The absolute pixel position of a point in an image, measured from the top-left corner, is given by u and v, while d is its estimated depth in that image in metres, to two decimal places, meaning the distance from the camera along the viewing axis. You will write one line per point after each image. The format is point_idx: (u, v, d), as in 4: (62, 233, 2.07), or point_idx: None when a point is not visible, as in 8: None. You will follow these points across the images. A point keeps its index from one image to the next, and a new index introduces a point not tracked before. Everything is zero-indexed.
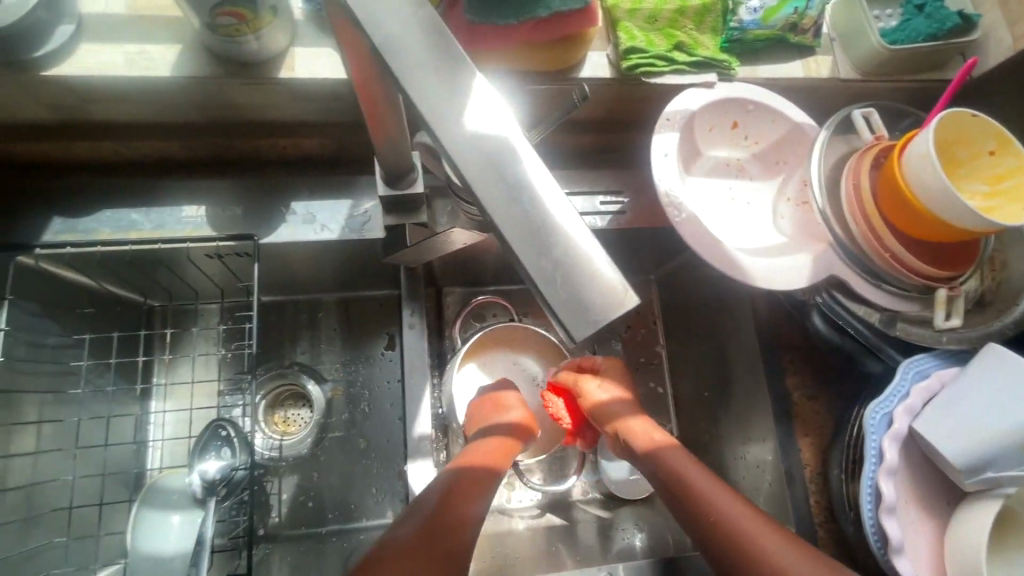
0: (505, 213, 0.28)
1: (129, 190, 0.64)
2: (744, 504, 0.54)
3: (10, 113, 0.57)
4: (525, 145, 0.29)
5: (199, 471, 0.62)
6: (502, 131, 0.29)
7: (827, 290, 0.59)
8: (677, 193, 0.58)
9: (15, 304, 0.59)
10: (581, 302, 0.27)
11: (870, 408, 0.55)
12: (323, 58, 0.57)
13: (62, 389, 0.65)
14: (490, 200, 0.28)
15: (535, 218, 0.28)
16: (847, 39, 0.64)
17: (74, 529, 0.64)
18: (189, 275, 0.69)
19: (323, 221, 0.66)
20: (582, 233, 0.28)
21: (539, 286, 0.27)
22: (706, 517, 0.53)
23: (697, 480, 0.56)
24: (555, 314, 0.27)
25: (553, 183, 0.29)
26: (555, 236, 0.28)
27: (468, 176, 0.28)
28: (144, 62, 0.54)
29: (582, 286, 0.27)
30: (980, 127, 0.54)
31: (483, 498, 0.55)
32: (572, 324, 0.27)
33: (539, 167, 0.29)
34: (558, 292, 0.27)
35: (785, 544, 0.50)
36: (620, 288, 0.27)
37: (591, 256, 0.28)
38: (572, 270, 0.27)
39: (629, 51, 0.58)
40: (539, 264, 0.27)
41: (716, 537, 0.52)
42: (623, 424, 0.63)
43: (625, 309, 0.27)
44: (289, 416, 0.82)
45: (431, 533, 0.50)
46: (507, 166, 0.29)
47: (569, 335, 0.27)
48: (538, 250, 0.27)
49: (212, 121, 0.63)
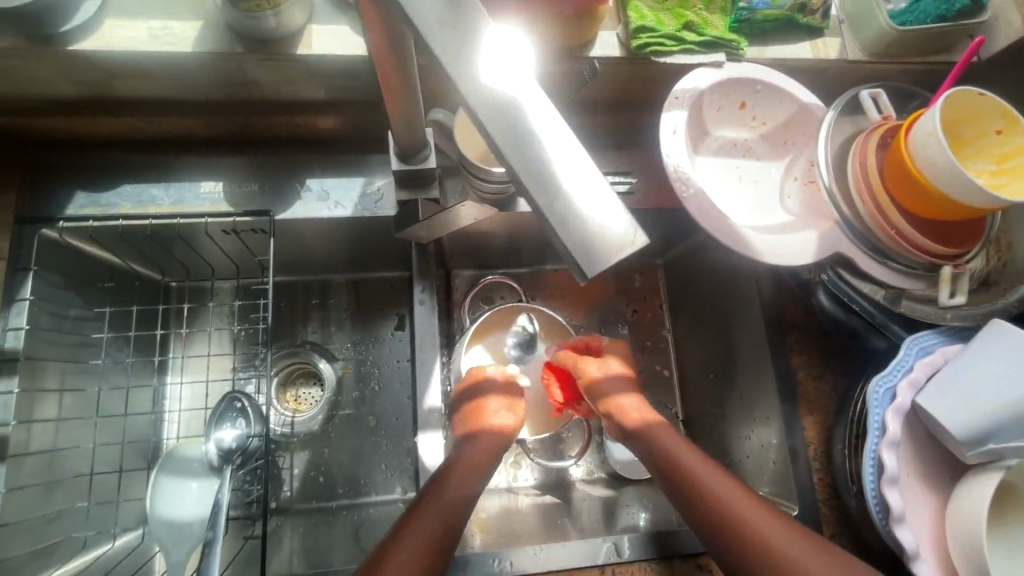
0: (517, 162, 0.29)
1: (149, 165, 0.66)
2: (741, 488, 0.55)
3: (38, 87, 0.59)
4: (539, 94, 0.31)
5: (215, 440, 0.64)
6: (513, 81, 0.30)
7: (832, 267, 0.60)
8: (685, 169, 0.59)
9: (39, 274, 0.61)
10: (593, 242, 0.28)
11: (874, 381, 0.55)
12: (340, 34, 0.59)
13: (82, 360, 0.66)
14: (504, 152, 0.29)
15: (547, 166, 0.29)
16: (856, 21, 0.65)
17: (94, 495, 0.66)
18: (206, 250, 0.71)
19: (337, 198, 0.68)
20: (593, 179, 0.29)
21: (553, 228, 0.28)
22: (700, 499, 0.54)
23: (688, 459, 0.57)
24: (569, 254, 0.28)
25: (566, 128, 0.30)
26: (565, 184, 0.29)
27: (486, 127, 0.30)
28: (167, 37, 0.56)
29: (595, 227, 0.28)
30: (985, 105, 0.55)
31: (477, 485, 0.58)
32: (586, 262, 0.28)
33: (552, 114, 0.30)
34: (572, 232, 0.28)
35: (784, 528, 0.51)
36: (628, 230, 0.29)
37: (603, 200, 0.29)
38: (582, 215, 0.28)
39: (639, 30, 0.60)
40: (552, 210, 0.28)
41: (714, 524, 0.53)
42: (615, 402, 0.64)
43: (636, 249, 0.29)
44: (300, 395, 0.84)
45: (432, 525, 0.53)
46: (519, 118, 0.30)
47: (583, 273, 0.28)
48: (551, 196, 0.29)
49: (232, 99, 0.65)
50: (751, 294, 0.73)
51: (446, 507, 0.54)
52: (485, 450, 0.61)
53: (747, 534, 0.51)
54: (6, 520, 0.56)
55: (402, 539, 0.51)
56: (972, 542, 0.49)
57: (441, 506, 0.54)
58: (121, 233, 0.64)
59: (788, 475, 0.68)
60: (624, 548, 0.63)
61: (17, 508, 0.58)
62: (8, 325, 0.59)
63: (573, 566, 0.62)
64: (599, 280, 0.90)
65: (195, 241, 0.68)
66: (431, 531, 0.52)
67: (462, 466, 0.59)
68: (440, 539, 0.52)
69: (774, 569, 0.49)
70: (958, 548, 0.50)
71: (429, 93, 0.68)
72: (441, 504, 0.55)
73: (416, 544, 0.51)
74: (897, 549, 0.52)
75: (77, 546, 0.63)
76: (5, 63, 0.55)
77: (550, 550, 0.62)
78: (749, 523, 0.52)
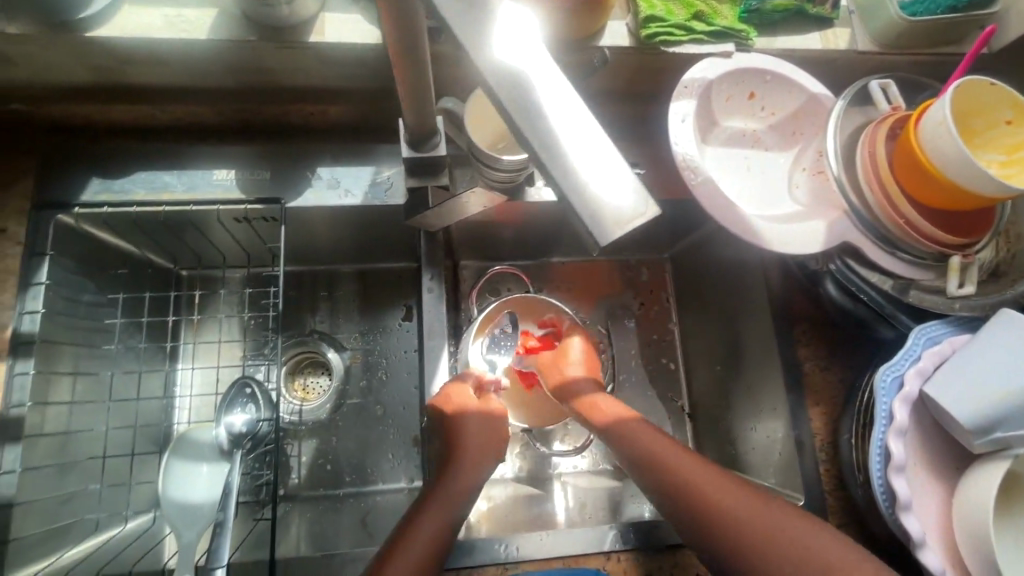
0: (533, 138, 0.30)
1: (163, 152, 0.67)
2: (732, 483, 0.54)
3: (58, 73, 0.61)
4: (552, 68, 0.31)
5: (226, 424, 0.65)
6: (526, 57, 0.31)
7: (840, 256, 0.60)
8: (694, 158, 0.59)
9: (55, 259, 0.62)
10: (605, 212, 0.29)
11: (882, 369, 0.55)
12: (353, 23, 0.60)
13: (96, 344, 0.67)
14: (519, 129, 0.30)
15: (559, 140, 0.30)
16: (866, 12, 0.65)
17: (106, 477, 0.66)
18: (217, 237, 0.72)
19: (347, 186, 0.68)
20: (605, 151, 0.30)
21: (568, 199, 0.29)
22: (681, 494, 0.54)
23: (664, 453, 0.57)
24: (584, 225, 0.29)
25: (580, 102, 0.31)
26: (575, 157, 0.29)
27: (502, 104, 0.30)
28: (183, 24, 0.57)
29: (607, 197, 0.29)
30: (993, 96, 0.55)
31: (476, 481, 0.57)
32: (601, 232, 0.28)
33: (563, 86, 0.31)
34: (587, 202, 0.29)
35: (783, 519, 0.50)
36: (639, 200, 0.29)
37: (613, 172, 0.29)
38: (593, 186, 0.29)
39: (648, 20, 0.60)
40: (565, 182, 0.29)
41: (712, 525, 0.52)
42: (587, 401, 0.67)
43: (648, 219, 0.29)
44: (308, 383, 0.84)
45: (429, 531, 0.52)
46: (529, 93, 0.30)
47: (597, 243, 0.29)
48: (563, 168, 0.29)
49: (246, 86, 0.66)
50: (759, 285, 0.73)
51: (442, 510, 0.53)
52: (477, 447, 0.59)
53: (746, 532, 0.51)
54: (21, 499, 0.57)
55: (404, 543, 0.50)
56: (979, 530, 0.49)
57: (435, 509, 0.53)
58: (135, 219, 0.65)
59: (795, 466, 0.67)
60: (630, 537, 0.63)
61: (32, 488, 0.59)
62: (24, 308, 0.60)
63: (579, 552, 0.62)
64: (606, 272, 0.90)
65: (207, 228, 0.69)
66: (428, 535, 0.51)
67: (455, 467, 0.57)
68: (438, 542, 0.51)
69: (769, 559, 0.49)
70: (964, 536, 0.51)
71: (439, 84, 0.69)
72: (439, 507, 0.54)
73: (413, 550, 0.50)
74: (903, 537, 0.52)
75: (90, 528, 0.64)
76: (25, 48, 0.56)
77: (555, 537, 0.62)
78: (747, 523, 0.51)
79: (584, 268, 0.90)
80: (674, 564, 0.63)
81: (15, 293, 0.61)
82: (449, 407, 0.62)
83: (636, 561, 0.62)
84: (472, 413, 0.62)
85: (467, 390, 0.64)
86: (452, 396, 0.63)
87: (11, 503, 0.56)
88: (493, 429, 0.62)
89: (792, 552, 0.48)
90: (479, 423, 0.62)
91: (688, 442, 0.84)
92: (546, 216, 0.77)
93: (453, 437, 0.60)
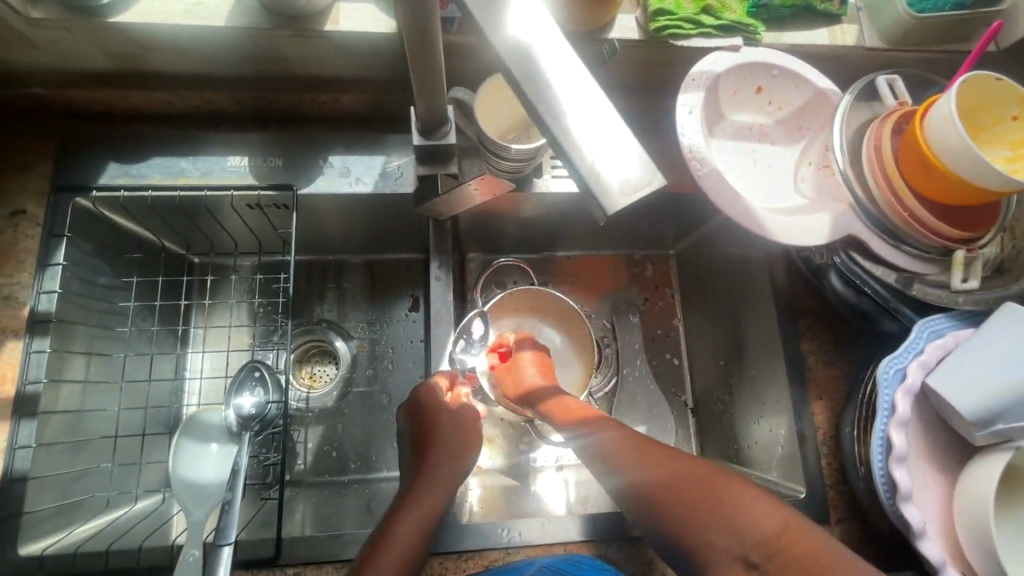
0: (547, 115, 0.31)
1: (178, 138, 0.68)
2: (692, 462, 0.52)
3: (80, 59, 0.62)
4: (562, 44, 0.32)
5: (235, 407, 0.66)
6: (538, 33, 0.32)
7: (845, 250, 0.60)
8: (700, 149, 0.60)
9: (73, 241, 0.64)
10: (615, 180, 0.29)
11: (884, 361, 0.56)
12: (366, 12, 0.61)
13: (110, 326, 0.69)
14: (532, 104, 0.31)
15: (567, 115, 0.31)
16: (874, 9, 0.65)
17: (118, 457, 0.68)
18: (230, 223, 0.73)
19: (357, 174, 0.70)
20: (615, 126, 0.31)
21: (579, 170, 0.30)
22: (646, 489, 0.51)
23: (632, 451, 0.55)
24: (593, 196, 0.30)
25: (589, 77, 0.32)
26: (583, 132, 0.30)
27: (516, 79, 0.32)
28: (201, 12, 0.58)
29: (616, 167, 0.30)
30: (1001, 91, 0.55)
31: (458, 470, 0.58)
32: (610, 200, 0.29)
33: (573, 59, 0.32)
34: (596, 171, 0.30)
35: (737, 489, 0.47)
36: (647, 170, 0.30)
37: (621, 145, 0.30)
38: (600, 159, 0.30)
39: (657, 13, 0.61)
40: (575, 154, 0.30)
41: (671, 509, 0.49)
42: (552, 401, 0.67)
43: (654, 188, 0.30)
44: (315, 372, 0.85)
45: (414, 526, 0.51)
46: (537, 67, 0.31)
47: (606, 210, 0.30)
48: (571, 141, 0.30)
49: (261, 75, 0.68)
50: (763, 279, 0.74)
51: (426, 505, 0.53)
52: (454, 439, 0.60)
53: (700, 505, 0.47)
54: (36, 473, 0.59)
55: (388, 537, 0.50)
56: (980, 523, 0.50)
57: (420, 502, 0.54)
58: (151, 203, 0.66)
59: (797, 459, 0.68)
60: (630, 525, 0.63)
61: (47, 463, 0.60)
62: (42, 288, 0.61)
63: (580, 539, 0.62)
64: (612, 267, 0.91)
65: (220, 213, 0.70)
66: (410, 530, 0.51)
67: (433, 462, 0.58)
68: (421, 537, 0.51)
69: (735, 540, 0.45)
70: (964, 527, 0.51)
71: (451, 75, 0.70)
72: (423, 503, 0.54)
73: (401, 546, 0.49)
74: (904, 527, 0.52)
75: (100, 505, 0.65)
76: (49, 33, 0.58)
77: (556, 523, 0.63)
78: (699, 496, 0.48)
79: (590, 262, 0.91)
80: None
81: (33, 273, 0.62)
82: (427, 403, 0.62)
83: (637, 549, 0.63)
84: (445, 408, 0.62)
85: (438, 387, 0.64)
86: (427, 394, 0.63)
87: (26, 477, 0.57)
88: (466, 418, 0.63)
89: (747, 522, 0.45)
90: (451, 416, 0.62)
91: (690, 436, 0.84)
92: (552, 208, 0.78)
93: (430, 433, 0.60)
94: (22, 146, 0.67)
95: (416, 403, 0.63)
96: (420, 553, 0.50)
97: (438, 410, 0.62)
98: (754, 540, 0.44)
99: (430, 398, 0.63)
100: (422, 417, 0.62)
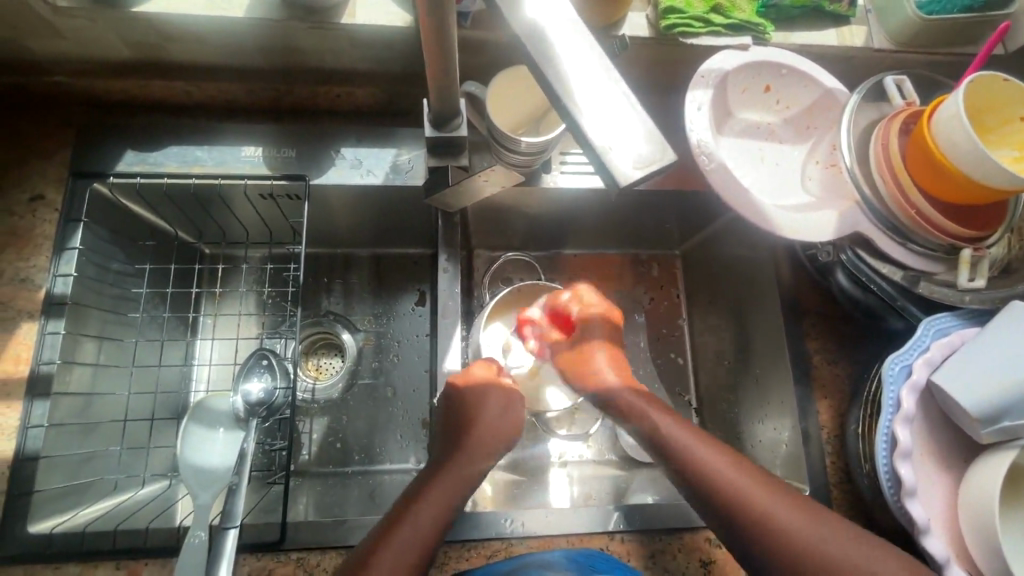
0: (562, 94, 0.32)
1: (195, 128, 0.70)
2: (764, 477, 0.52)
3: (103, 48, 0.64)
4: (579, 29, 0.34)
5: (243, 393, 0.66)
6: (555, 18, 0.34)
7: (851, 247, 0.61)
8: (708, 144, 0.61)
9: (89, 226, 0.65)
10: (626, 158, 0.31)
11: (889, 358, 0.56)
12: (382, 8, 0.63)
13: (122, 311, 0.70)
14: (547, 84, 0.33)
15: (580, 95, 0.32)
16: (882, 11, 0.66)
17: (126, 441, 0.68)
18: (243, 212, 0.74)
19: (369, 167, 0.71)
20: (629, 106, 0.32)
21: (592, 147, 0.31)
22: (678, 455, 0.55)
23: (664, 420, 0.58)
24: (606, 172, 0.31)
25: (603, 59, 0.33)
26: (594, 111, 0.32)
27: (533, 56, 0.33)
28: (222, 4, 0.61)
29: (626, 146, 0.31)
30: (1009, 93, 0.55)
31: (475, 472, 0.57)
32: (622, 174, 0.30)
33: (587, 42, 0.33)
34: (607, 149, 0.31)
35: (789, 505, 0.49)
36: (657, 146, 0.31)
37: (633, 124, 0.31)
38: (613, 137, 0.31)
39: (668, 11, 0.63)
40: (586, 133, 0.31)
41: (699, 476, 0.52)
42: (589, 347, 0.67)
43: (665, 163, 0.31)
44: (321, 364, 0.86)
45: (434, 513, 0.51)
46: (551, 49, 0.33)
47: (617, 182, 0.31)
48: (581, 120, 0.32)
49: (277, 67, 0.69)
50: (769, 278, 0.74)
51: (445, 500, 0.53)
52: (487, 438, 0.60)
53: (765, 521, 0.48)
54: (46, 453, 0.60)
55: (399, 527, 0.50)
56: (984, 520, 0.49)
57: (438, 497, 0.53)
58: (166, 191, 0.67)
59: (801, 458, 0.68)
60: (633, 518, 0.63)
61: (58, 443, 0.61)
62: (58, 272, 0.63)
63: (582, 531, 0.62)
64: (617, 266, 0.91)
65: (233, 203, 0.71)
66: (427, 523, 0.51)
67: (463, 454, 0.57)
68: (433, 532, 0.50)
69: (763, 534, 0.48)
70: (968, 524, 0.51)
71: (464, 70, 0.71)
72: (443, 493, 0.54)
73: (411, 537, 0.49)
74: (908, 524, 0.52)
75: (108, 488, 0.65)
76: (74, 22, 0.60)
77: (558, 514, 0.63)
78: (766, 515, 0.48)
79: (595, 260, 0.91)
80: (679, 547, 0.63)
81: (49, 256, 0.63)
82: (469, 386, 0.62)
83: (639, 542, 0.63)
84: (490, 405, 0.62)
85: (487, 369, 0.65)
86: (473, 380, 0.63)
87: (37, 456, 0.58)
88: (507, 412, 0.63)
89: (814, 555, 0.46)
90: (493, 411, 0.62)
91: None
92: (560, 205, 0.78)
93: (466, 425, 0.60)
94: (42, 133, 0.68)
95: (451, 391, 0.63)
96: (437, 540, 0.51)
97: (478, 401, 0.62)
98: (802, 575, 0.46)
99: (469, 383, 0.63)
100: (463, 400, 0.62)
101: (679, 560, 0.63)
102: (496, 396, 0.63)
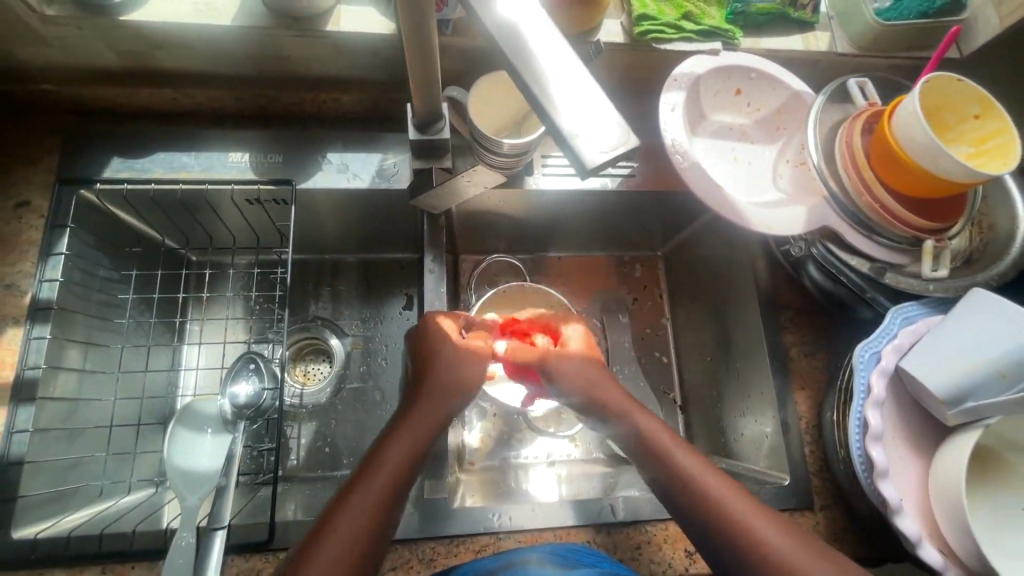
0: (534, 86, 0.34)
1: (182, 134, 0.71)
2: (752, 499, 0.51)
3: (91, 56, 0.65)
4: (549, 26, 0.36)
5: (231, 395, 0.66)
6: (525, 12, 0.36)
7: (821, 241, 0.64)
8: (682, 144, 0.64)
9: (75, 232, 0.66)
10: (593, 144, 0.33)
11: (859, 347, 0.58)
12: (365, 15, 0.65)
13: (108, 317, 0.70)
14: (520, 76, 0.35)
15: (552, 86, 0.34)
16: (845, 17, 0.70)
17: (112, 447, 0.68)
18: (229, 217, 0.74)
19: (355, 171, 0.72)
20: (597, 95, 0.34)
21: (562, 132, 0.33)
22: (630, 431, 0.56)
23: (614, 398, 0.58)
24: (577, 158, 0.33)
25: (574, 56, 0.35)
26: (564, 99, 0.34)
27: (506, 53, 0.35)
28: (209, 11, 0.62)
29: (594, 133, 0.33)
30: (962, 91, 0.58)
31: (444, 416, 0.55)
32: (589, 158, 0.33)
33: (559, 41, 0.36)
34: (575, 136, 0.33)
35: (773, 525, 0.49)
36: (621, 130, 0.33)
37: (601, 113, 0.33)
38: (581, 123, 0.33)
39: (641, 18, 0.66)
40: (557, 122, 0.34)
41: (656, 455, 0.54)
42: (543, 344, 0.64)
43: (630, 148, 0.33)
44: (309, 369, 0.86)
45: (397, 458, 0.51)
46: (525, 45, 0.35)
47: (585, 167, 0.33)
48: (552, 111, 0.34)
49: (264, 73, 0.71)
50: (745, 275, 0.77)
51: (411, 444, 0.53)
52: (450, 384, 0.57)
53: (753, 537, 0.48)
54: (32, 458, 0.59)
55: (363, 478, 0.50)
56: (953, 498, 0.51)
57: (401, 446, 0.52)
58: (153, 197, 0.68)
59: (782, 448, 0.69)
60: (619, 509, 0.65)
61: (42, 449, 0.60)
62: (44, 277, 0.63)
63: (570, 523, 0.64)
64: (602, 267, 0.93)
65: (221, 208, 0.72)
66: (392, 466, 0.51)
67: (427, 395, 0.56)
68: (398, 478, 0.51)
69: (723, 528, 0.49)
70: (939, 505, 0.52)
71: (448, 75, 0.73)
72: (403, 445, 0.52)
73: (368, 492, 0.49)
74: (883, 505, 0.54)
75: (93, 494, 0.65)
76: (62, 30, 0.61)
77: (543, 509, 0.64)
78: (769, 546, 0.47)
79: (580, 262, 0.93)
80: (665, 538, 0.64)
81: (35, 262, 0.63)
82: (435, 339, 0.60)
83: (626, 534, 0.64)
84: (460, 368, 0.58)
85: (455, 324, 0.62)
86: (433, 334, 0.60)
87: (21, 461, 0.58)
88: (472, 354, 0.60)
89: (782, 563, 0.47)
90: (452, 367, 0.58)
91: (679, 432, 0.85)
92: (543, 208, 0.80)
93: (424, 370, 0.58)
94: (31, 139, 0.69)
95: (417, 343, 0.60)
96: (402, 486, 0.51)
97: (442, 357, 0.59)
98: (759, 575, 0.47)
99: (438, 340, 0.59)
100: (425, 358, 0.59)
101: (665, 551, 0.64)
102: (458, 361, 0.59)
